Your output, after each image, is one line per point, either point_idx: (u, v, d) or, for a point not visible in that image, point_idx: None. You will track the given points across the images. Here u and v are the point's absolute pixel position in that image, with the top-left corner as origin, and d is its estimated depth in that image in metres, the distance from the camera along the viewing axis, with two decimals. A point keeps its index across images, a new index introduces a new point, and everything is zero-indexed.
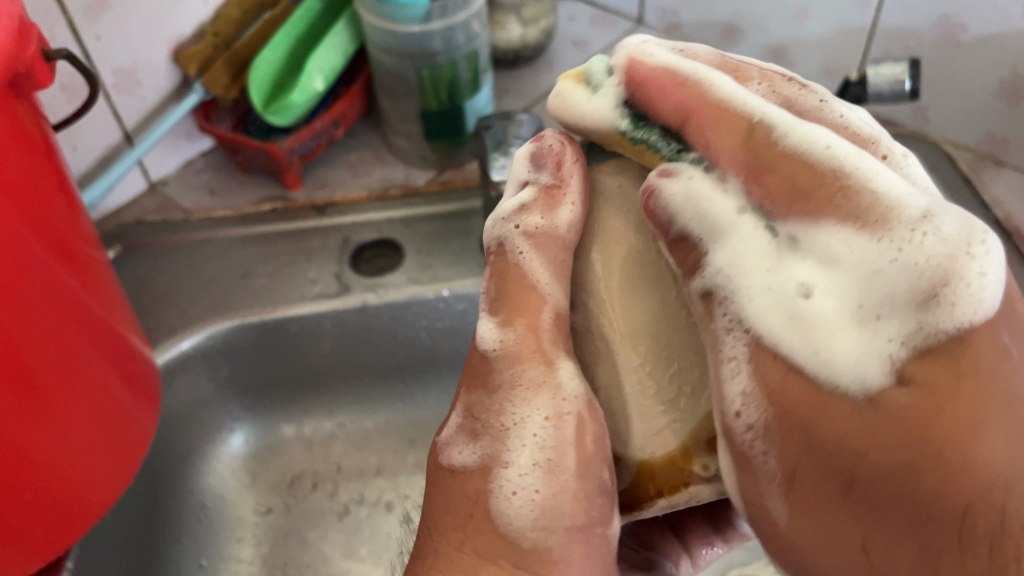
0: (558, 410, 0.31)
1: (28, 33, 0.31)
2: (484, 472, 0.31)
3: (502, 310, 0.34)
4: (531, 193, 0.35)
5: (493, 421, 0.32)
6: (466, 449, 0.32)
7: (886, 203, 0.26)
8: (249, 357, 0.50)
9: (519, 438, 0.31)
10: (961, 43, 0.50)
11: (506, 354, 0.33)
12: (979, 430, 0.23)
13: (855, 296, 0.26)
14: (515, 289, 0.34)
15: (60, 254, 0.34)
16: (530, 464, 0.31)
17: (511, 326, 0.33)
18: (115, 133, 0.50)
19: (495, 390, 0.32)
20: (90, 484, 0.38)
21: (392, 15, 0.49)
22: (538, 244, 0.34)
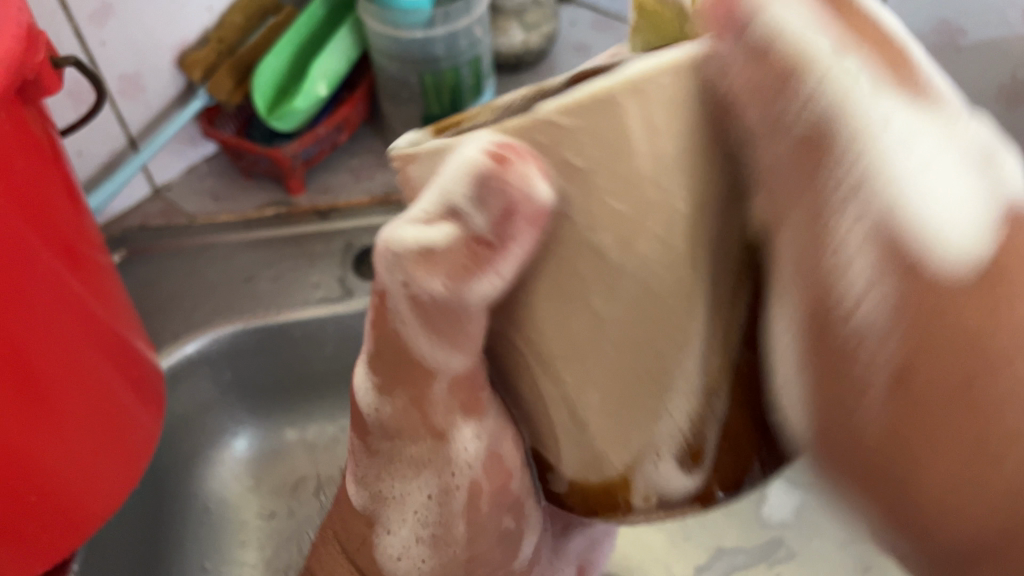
0: (444, 487, 0.26)
1: (37, 40, 0.32)
2: (371, 520, 0.29)
3: (381, 375, 0.24)
4: (442, 230, 0.20)
5: (376, 484, 0.27)
6: (359, 492, 0.28)
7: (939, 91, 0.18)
8: (251, 362, 0.50)
9: (400, 512, 0.27)
10: (961, 47, 0.51)
11: (383, 427, 0.25)
12: None
13: (971, 147, 0.18)
14: (401, 370, 0.23)
15: (66, 258, 0.35)
16: (414, 538, 0.28)
17: (393, 399, 0.24)
18: (119, 138, 0.51)
19: (378, 451, 0.26)
20: (96, 486, 0.38)
21: (395, 21, 0.50)
22: (434, 318, 0.21)
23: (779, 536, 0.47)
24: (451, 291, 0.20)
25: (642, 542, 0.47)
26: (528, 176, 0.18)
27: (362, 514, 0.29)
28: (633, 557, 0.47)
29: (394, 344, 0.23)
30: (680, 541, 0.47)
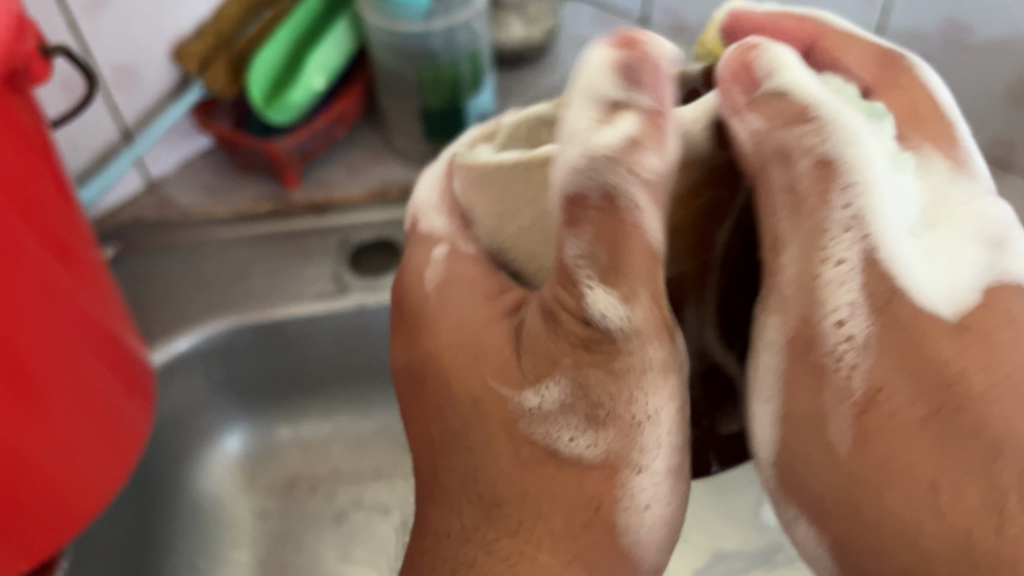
0: (682, 402, 0.28)
1: (26, 29, 0.31)
2: (606, 470, 0.28)
3: (625, 284, 0.26)
4: (633, 127, 0.26)
5: (618, 415, 0.28)
6: (586, 441, 0.28)
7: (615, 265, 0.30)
8: (245, 360, 0.50)
9: (654, 438, 0.28)
10: (967, 45, 0.51)
11: (631, 331, 0.26)
12: (886, 481, 0.25)
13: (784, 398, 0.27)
14: (627, 251, 0.26)
15: (57, 252, 0.34)
16: (664, 470, 0.28)
17: (639, 299, 0.26)
18: (112, 130, 0.50)
19: (624, 370, 0.27)
20: (81, 486, 0.38)
21: (394, 13, 0.49)
22: (614, 271, 0.26)
23: (779, 540, 0.48)
24: (653, 195, 0.26)
25: None
26: (659, 45, 0.28)
27: (597, 467, 0.28)
28: None
29: (621, 223, 0.26)
30: (678, 543, 0.48)
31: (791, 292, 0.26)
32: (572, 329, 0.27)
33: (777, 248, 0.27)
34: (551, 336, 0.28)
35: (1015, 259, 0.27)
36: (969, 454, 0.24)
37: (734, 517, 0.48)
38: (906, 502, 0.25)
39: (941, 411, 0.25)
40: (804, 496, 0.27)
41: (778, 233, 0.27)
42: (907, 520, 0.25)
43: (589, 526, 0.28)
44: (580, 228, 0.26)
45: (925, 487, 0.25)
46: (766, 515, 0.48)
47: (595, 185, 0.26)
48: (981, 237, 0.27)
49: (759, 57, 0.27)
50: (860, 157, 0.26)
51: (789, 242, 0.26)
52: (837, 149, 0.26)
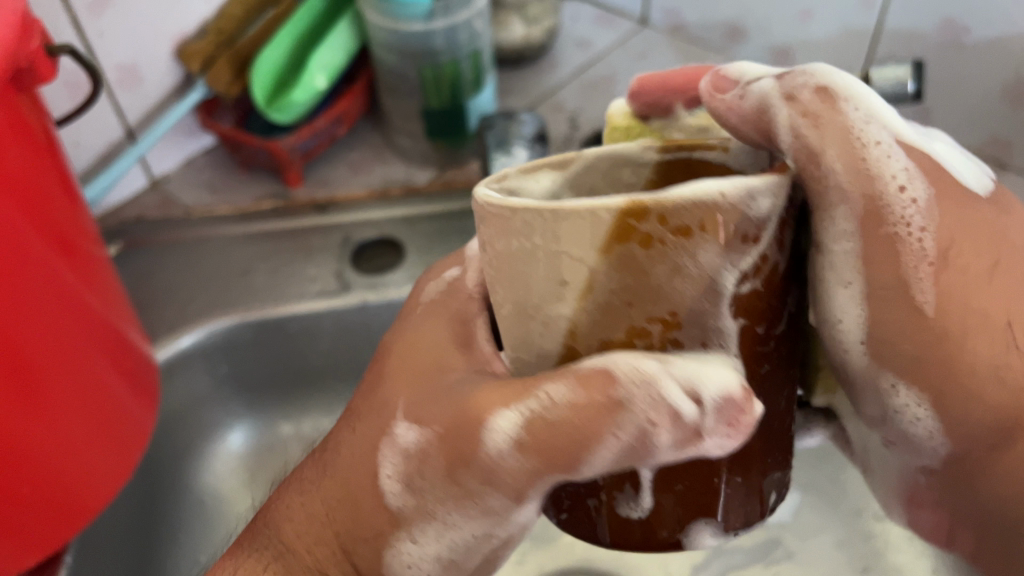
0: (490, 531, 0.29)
1: (31, 27, 0.31)
2: (394, 519, 0.29)
3: (539, 442, 0.26)
4: (682, 410, 0.24)
5: (428, 497, 0.28)
6: (396, 490, 0.29)
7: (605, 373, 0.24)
8: (247, 356, 0.50)
9: (436, 534, 0.29)
10: (964, 44, 0.52)
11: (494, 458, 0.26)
12: (975, 323, 0.27)
13: (849, 277, 0.26)
14: (553, 442, 0.25)
15: (62, 250, 0.34)
16: (434, 555, 0.29)
17: (525, 460, 0.26)
18: (117, 129, 0.50)
19: (457, 484, 0.28)
20: (87, 481, 0.38)
21: (395, 12, 0.50)
22: (547, 444, 0.26)
23: (777, 535, 0.48)
24: (626, 451, 0.25)
25: None
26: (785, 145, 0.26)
27: (390, 512, 0.29)
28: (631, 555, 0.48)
29: (584, 434, 0.25)
30: None
31: (847, 178, 0.25)
32: (476, 427, 0.27)
33: (818, 177, 0.25)
34: (460, 412, 0.27)
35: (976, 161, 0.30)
36: (1012, 283, 0.27)
37: None
38: (993, 345, 0.27)
39: (998, 263, 0.27)
40: (889, 360, 0.27)
41: (810, 146, 0.25)
42: (994, 362, 0.27)
43: (363, 542, 0.30)
44: (573, 391, 0.25)
45: (1004, 327, 0.27)
46: None
47: (630, 390, 0.24)
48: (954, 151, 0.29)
49: (725, 81, 0.28)
50: (850, 83, 0.26)
51: (826, 149, 0.25)
52: (825, 75, 0.26)
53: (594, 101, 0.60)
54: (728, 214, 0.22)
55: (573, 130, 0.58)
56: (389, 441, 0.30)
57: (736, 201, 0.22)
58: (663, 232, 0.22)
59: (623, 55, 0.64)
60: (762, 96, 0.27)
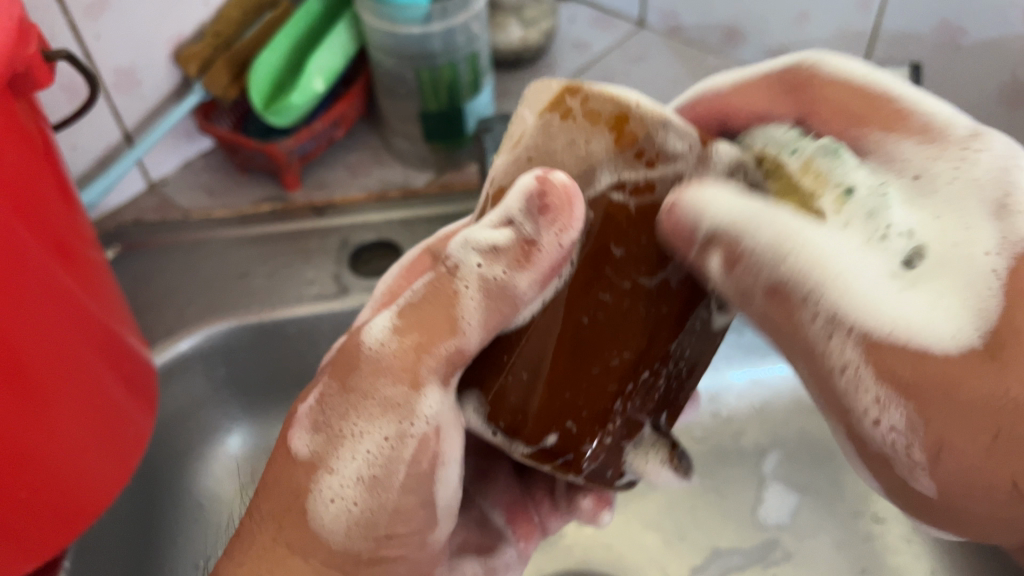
0: (400, 432, 0.30)
1: (28, 32, 0.31)
2: (310, 467, 0.30)
3: (405, 318, 0.29)
4: (506, 238, 0.27)
5: (333, 424, 0.30)
6: (305, 439, 0.31)
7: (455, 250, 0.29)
8: (245, 359, 0.50)
9: (352, 450, 0.30)
10: (961, 47, 0.52)
11: (373, 359, 0.29)
12: (984, 488, 0.25)
13: (858, 457, 0.28)
14: (426, 308, 0.29)
15: (60, 255, 0.34)
16: (354, 478, 0.30)
17: (395, 339, 0.29)
18: (115, 132, 0.50)
19: (353, 391, 0.30)
20: (87, 485, 0.38)
21: (392, 16, 0.50)
22: (418, 316, 0.29)
23: (775, 537, 0.48)
24: (492, 302, 0.27)
25: (637, 541, 0.49)
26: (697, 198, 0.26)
27: (305, 462, 0.30)
28: (630, 557, 0.48)
29: (444, 292, 0.29)
30: (676, 542, 0.49)
31: (821, 389, 0.27)
32: (356, 339, 0.30)
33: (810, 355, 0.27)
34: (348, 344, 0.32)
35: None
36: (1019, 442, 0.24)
37: (731, 516, 0.49)
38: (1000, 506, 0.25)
39: (999, 435, 0.24)
40: (921, 517, 0.28)
41: (785, 345, 0.28)
42: (1000, 514, 0.25)
43: (289, 511, 0.30)
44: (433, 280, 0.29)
45: (1008, 489, 0.24)
46: (764, 514, 0.49)
47: (467, 254, 0.28)
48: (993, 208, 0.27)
49: (682, 219, 0.26)
50: (810, 258, 0.26)
51: (799, 359, 0.27)
52: (777, 246, 0.26)
53: None
54: (634, 123, 0.25)
55: None
56: (303, 409, 0.31)
57: (650, 119, 0.25)
58: (582, 115, 0.25)
59: (621, 57, 0.64)
60: (716, 279, 0.28)
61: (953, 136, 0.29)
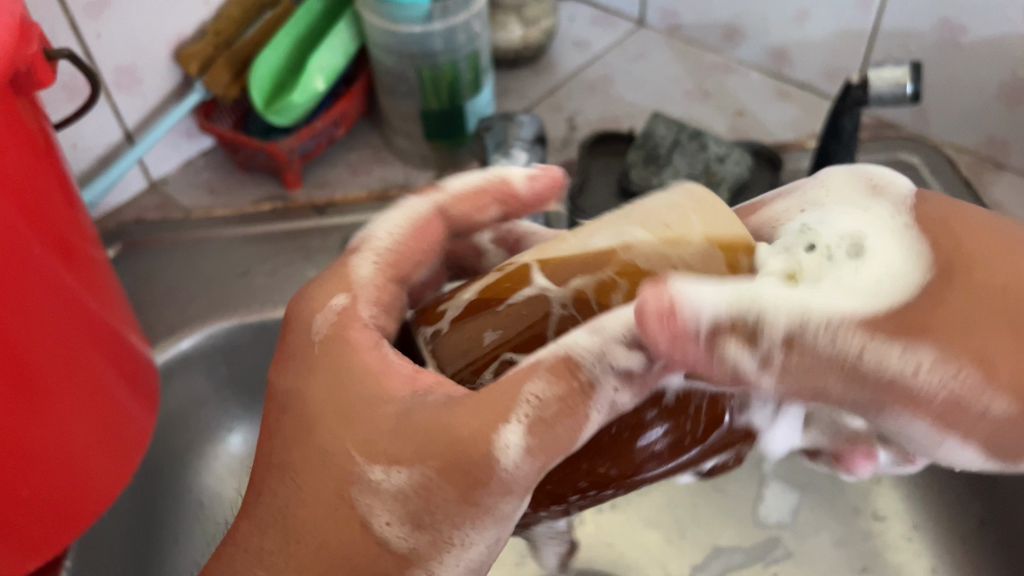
0: (502, 535, 0.26)
1: (30, 31, 0.31)
2: (399, 561, 0.25)
3: (534, 432, 0.24)
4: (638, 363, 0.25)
5: (443, 527, 0.25)
6: (401, 531, 0.25)
7: (584, 356, 0.25)
8: (246, 358, 0.50)
9: (457, 556, 0.25)
10: (961, 45, 0.52)
11: (506, 477, 0.24)
12: None
13: (937, 440, 0.23)
14: (559, 424, 0.25)
15: (61, 253, 0.34)
16: (459, 573, 0.26)
17: (535, 461, 0.24)
18: (116, 131, 0.50)
19: (474, 503, 0.25)
20: (90, 484, 0.38)
21: (393, 15, 0.50)
22: (540, 436, 0.24)
23: (776, 535, 0.48)
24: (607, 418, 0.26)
25: (638, 539, 0.49)
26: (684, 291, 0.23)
27: (395, 553, 0.25)
28: (631, 555, 0.49)
29: (572, 403, 0.25)
30: (676, 541, 0.49)
31: (862, 405, 0.24)
32: (475, 446, 0.24)
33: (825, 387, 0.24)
34: (433, 430, 0.25)
35: (881, 172, 0.29)
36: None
37: (732, 516, 0.49)
38: None
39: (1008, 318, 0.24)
40: None
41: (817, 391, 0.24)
42: None
43: None
44: (557, 380, 0.25)
45: None
46: (764, 513, 0.49)
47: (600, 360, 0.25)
48: (865, 188, 0.29)
49: (686, 316, 0.23)
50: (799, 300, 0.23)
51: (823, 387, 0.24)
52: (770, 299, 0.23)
53: (592, 102, 0.60)
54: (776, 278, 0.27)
55: (571, 131, 0.58)
56: (376, 486, 0.26)
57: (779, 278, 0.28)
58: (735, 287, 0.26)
59: (621, 56, 0.64)
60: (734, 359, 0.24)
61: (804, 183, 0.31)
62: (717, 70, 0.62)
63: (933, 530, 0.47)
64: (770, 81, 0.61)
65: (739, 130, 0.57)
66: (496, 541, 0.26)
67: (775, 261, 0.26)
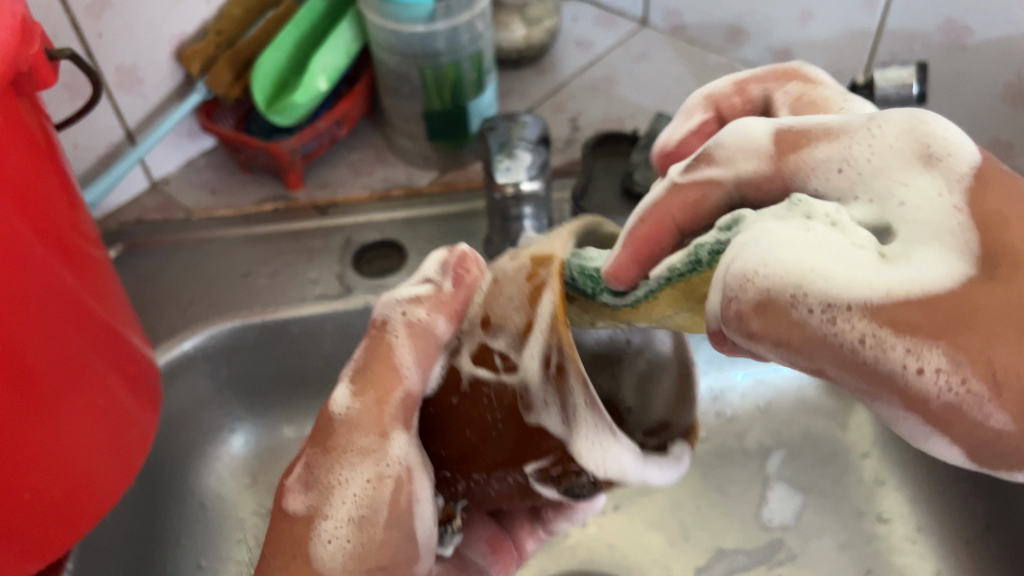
0: (377, 472, 0.30)
1: (30, 31, 0.31)
2: (308, 520, 0.31)
3: (360, 379, 0.31)
4: (425, 294, 0.32)
5: (323, 477, 0.31)
6: (300, 498, 0.31)
7: (386, 312, 0.32)
8: (248, 359, 0.50)
9: (342, 496, 0.30)
10: (967, 46, 0.51)
11: (348, 419, 0.31)
12: None
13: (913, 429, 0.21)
14: (374, 366, 0.31)
15: (62, 255, 0.34)
16: (346, 519, 0.30)
17: (363, 396, 0.31)
18: (117, 131, 0.50)
19: (335, 445, 0.31)
20: (92, 486, 0.38)
21: (395, 14, 0.50)
22: (364, 378, 0.31)
23: (780, 537, 0.48)
24: (422, 343, 0.31)
25: (642, 542, 0.49)
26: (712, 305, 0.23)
27: (301, 518, 0.31)
28: (634, 557, 0.48)
29: (381, 343, 0.32)
30: (679, 543, 0.48)
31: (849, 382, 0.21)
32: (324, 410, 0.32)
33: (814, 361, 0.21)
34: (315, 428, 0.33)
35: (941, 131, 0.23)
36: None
37: (736, 517, 0.49)
38: None
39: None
40: None
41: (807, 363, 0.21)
42: None
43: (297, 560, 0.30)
44: (375, 341, 0.32)
45: None
46: (768, 515, 0.49)
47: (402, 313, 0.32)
48: (916, 158, 0.23)
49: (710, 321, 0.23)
50: (801, 266, 0.21)
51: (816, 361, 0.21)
52: (765, 266, 0.21)
53: (595, 102, 0.60)
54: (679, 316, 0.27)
55: (574, 131, 0.58)
56: (290, 481, 0.32)
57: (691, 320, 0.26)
58: (523, 287, 0.27)
59: (623, 56, 0.64)
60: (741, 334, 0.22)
61: (851, 127, 0.24)
62: (721, 70, 0.62)
63: (938, 532, 0.46)
64: None
65: None
66: (372, 479, 0.30)
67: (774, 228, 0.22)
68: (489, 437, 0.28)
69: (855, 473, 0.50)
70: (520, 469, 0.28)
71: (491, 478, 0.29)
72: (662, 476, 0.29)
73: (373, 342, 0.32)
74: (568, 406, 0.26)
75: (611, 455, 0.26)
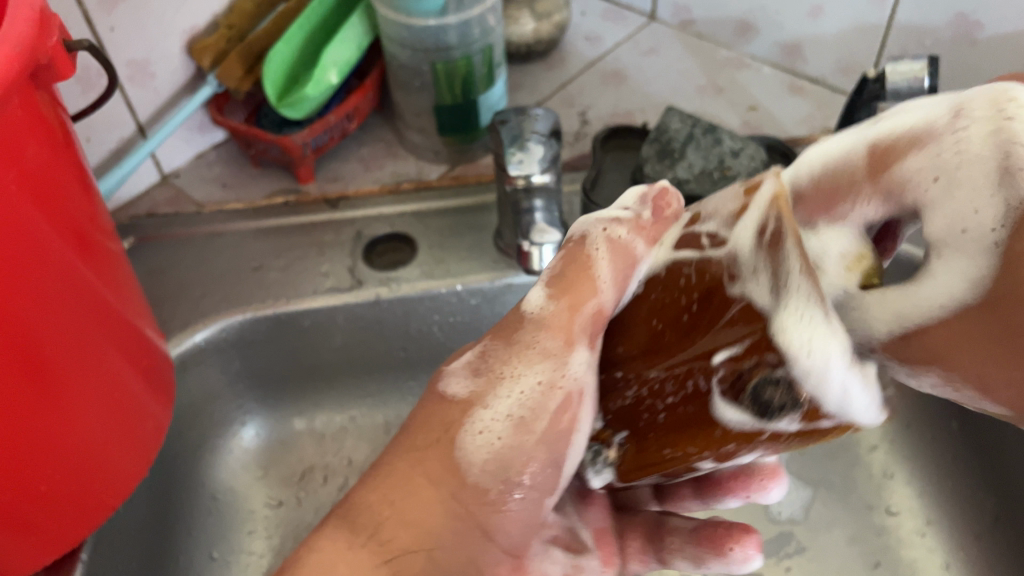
0: (552, 379, 0.31)
1: (49, 23, 0.31)
2: (467, 405, 0.32)
3: (555, 280, 0.32)
4: (627, 218, 0.32)
5: (495, 367, 0.32)
6: (464, 382, 0.33)
7: (584, 228, 0.32)
8: (260, 350, 0.50)
9: (508, 390, 0.32)
10: (976, 41, 0.52)
11: (538, 321, 0.32)
12: None
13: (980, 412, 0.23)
14: (574, 270, 0.31)
15: (77, 245, 0.34)
16: (506, 413, 0.32)
17: (557, 304, 0.31)
18: (129, 125, 0.50)
19: (519, 342, 0.32)
20: (107, 478, 0.38)
21: (406, 8, 0.50)
22: (558, 283, 0.32)
23: (788, 530, 0.49)
24: (617, 258, 0.31)
25: None
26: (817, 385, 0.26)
27: (460, 403, 0.32)
28: None
29: (582, 250, 0.32)
30: None
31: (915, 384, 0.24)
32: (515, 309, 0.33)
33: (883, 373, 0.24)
34: (494, 325, 0.34)
35: None
36: None
37: (744, 510, 0.49)
38: None
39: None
40: None
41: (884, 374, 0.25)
42: None
43: (438, 443, 0.32)
44: (573, 249, 0.32)
45: None
46: (777, 508, 0.49)
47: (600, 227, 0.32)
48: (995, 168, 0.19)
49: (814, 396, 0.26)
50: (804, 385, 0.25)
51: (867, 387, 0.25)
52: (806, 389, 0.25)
53: (604, 96, 0.60)
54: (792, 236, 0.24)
55: (584, 125, 0.58)
56: (457, 362, 0.34)
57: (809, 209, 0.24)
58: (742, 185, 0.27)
59: (632, 50, 0.64)
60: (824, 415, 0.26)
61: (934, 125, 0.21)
62: (729, 64, 0.62)
63: (948, 525, 0.47)
64: (782, 76, 0.60)
65: (751, 124, 0.57)
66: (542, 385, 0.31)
67: (797, 327, 0.24)
68: (678, 323, 0.27)
69: (863, 467, 0.50)
70: (708, 365, 0.26)
71: (668, 379, 0.28)
72: (874, 396, 0.25)
73: (573, 248, 0.32)
74: (780, 275, 0.24)
75: (821, 335, 0.24)
